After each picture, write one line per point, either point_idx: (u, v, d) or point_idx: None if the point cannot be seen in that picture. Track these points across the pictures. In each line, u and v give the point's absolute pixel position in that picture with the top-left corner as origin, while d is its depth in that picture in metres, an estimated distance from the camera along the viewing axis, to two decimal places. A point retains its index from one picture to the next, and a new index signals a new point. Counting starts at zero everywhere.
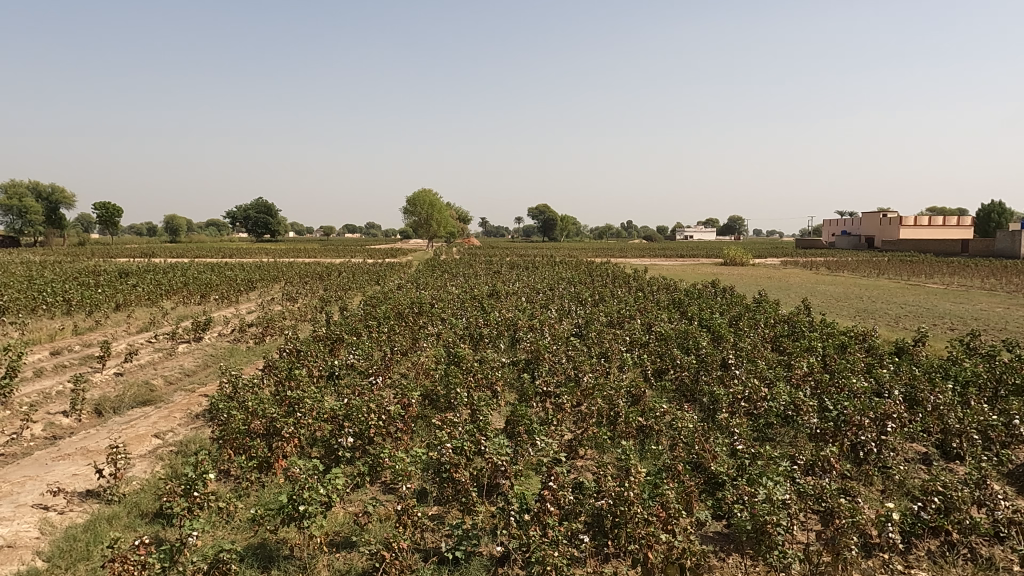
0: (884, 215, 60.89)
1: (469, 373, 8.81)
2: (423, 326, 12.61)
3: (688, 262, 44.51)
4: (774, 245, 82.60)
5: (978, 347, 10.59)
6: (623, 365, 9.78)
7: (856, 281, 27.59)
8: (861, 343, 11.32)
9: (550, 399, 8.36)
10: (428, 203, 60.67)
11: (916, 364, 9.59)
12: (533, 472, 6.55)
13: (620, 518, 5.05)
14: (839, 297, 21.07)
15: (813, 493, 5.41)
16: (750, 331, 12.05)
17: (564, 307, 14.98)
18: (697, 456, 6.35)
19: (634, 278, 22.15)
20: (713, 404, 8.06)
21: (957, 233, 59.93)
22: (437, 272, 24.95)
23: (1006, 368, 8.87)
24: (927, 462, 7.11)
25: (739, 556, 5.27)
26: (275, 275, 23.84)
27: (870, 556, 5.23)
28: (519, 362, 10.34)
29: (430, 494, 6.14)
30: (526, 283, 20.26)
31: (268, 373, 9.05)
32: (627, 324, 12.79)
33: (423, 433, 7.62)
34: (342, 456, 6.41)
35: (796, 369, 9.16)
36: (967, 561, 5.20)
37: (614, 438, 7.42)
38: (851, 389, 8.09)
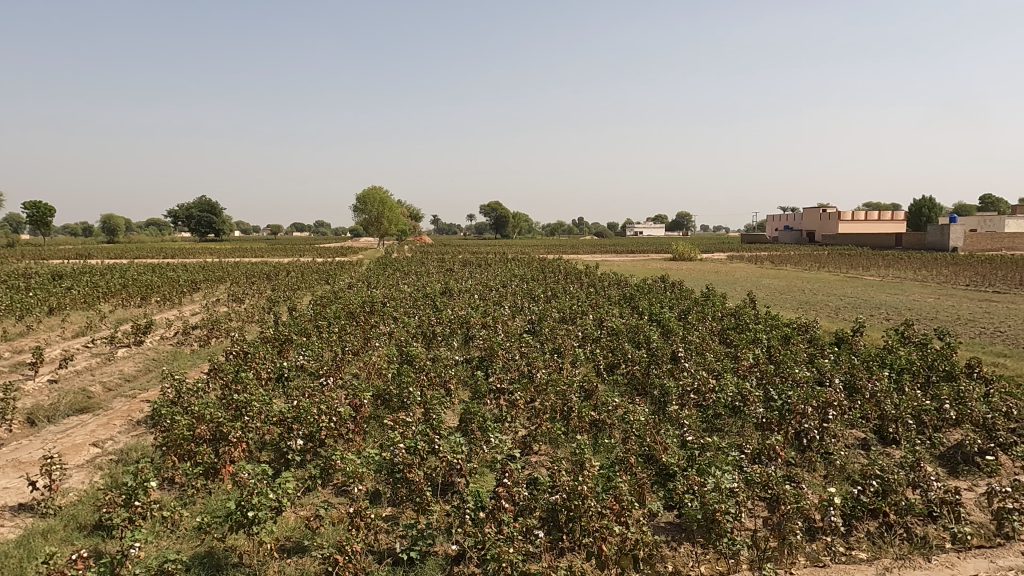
0: (823, 210, 63.16)
1: (422, 372, 8.74)
2: (375, 324, 12.43)
3: (638, 257, 45.49)
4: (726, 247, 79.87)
5: (912, 335, 11.10)
6: (576, 360, 9.86)
7: (798, 274, 28.60)
8: (804, 333, 11.71)
9: (504, 395, 8.39)
10: (378, 201, 59.68)
11: (855, 354, 9.98)
12: (488, 470, 6.55)
13: (573, 513, 5.10)
14: (782, 291, 21.71)
15: (760, 480, 5.56)
16: (699, 325, 12.29)
17: (516, 303, 15.03)
18: (649, 449, 6.46)
19: (585, 274, 22.39)
20: (664, 397, 8.23)
21: (891, 228, 62.74)
22: (387, 270, 24.72)
23: (938, 355, 9.34)
24: (866, 446, 7.35)
25: (690, 545, 5.37)
26: (219, 275, 23.25)
27: (813, 539, 5.41)
28: (474, 360, 10.30)
29: (384, 495, 6.06)
30: (479, 280, 20.26)
31: (214, 376, 8.76)
32: (579, 320, 12.91)
33: (376, 433, 7.53)
34: (292, 459, 6.27)
35: (743, 361, 9.42)
36: (904, 540, 5.42)
37: (568, 433, 7.49)
38: (794, 377, 8.37)
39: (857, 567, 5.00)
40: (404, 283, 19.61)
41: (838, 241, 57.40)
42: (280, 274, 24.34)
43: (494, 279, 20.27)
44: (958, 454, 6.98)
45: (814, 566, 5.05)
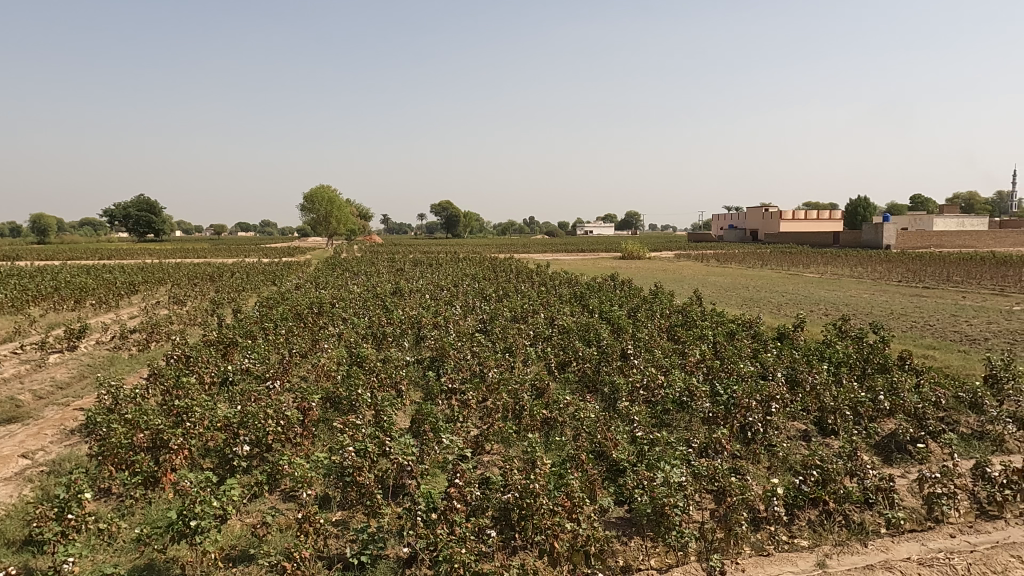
0: (765, 210, 65.14)
1: (372, 374, 8.61)
2: (324, 326, 12.19)
3: (588, 256, 45.96)
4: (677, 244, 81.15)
5: (848, 330, 11.55)
6: (528, 359, 9.88)
7: (742, 272, 29.44)
8: (748, 329, 12.04)
9: (456, 395, 8.34)
10: (328, 199, 58.66)
11: (797, 348, 10.32)
12: (440, 471, 6.50)
13: (525, 511, 5.10)
14: (727, 288, 22.30)
15: (707, 473, 5.70)
16: (648, 322, 12.50)
17: (468, 303, 14.98)
18: (599, 445, 6.52)
19: (536, 273, 22.46)
20: (615, 393, 8.33)
21: (828, 227, 65.17)
22: (337, 270, 24.31)
23: (872, 348, 9.75)
24: (806, 437, 7.60)
25: (640, 538, 5.45)
26: (158, 276, 22.40)
27: (758, 529, 5.57)
28: (424, 360, 10.19)
29: (334, 499, 5.94)
30: (429, 279, 20.09)
31: (153, 382, 8.43)
32: (531, 319, 12.96)
33: (325, 437, 7.39)
34: (238, 465, 6.09)
35: (690, 357, 9.63)
36: (843, 527, 5.63)
37: (520, 432, 7.51)
38: (739, 372, 8.60)
39: (799, 555, 5.18)
40: (353, 283, 19.32)
41: (780, 240, 59.30)
42: (223, 275, 23.61)
43: (444, 278, 20.14)
44: (892, 443, 7.29)
45: (760, 555, 5.20)
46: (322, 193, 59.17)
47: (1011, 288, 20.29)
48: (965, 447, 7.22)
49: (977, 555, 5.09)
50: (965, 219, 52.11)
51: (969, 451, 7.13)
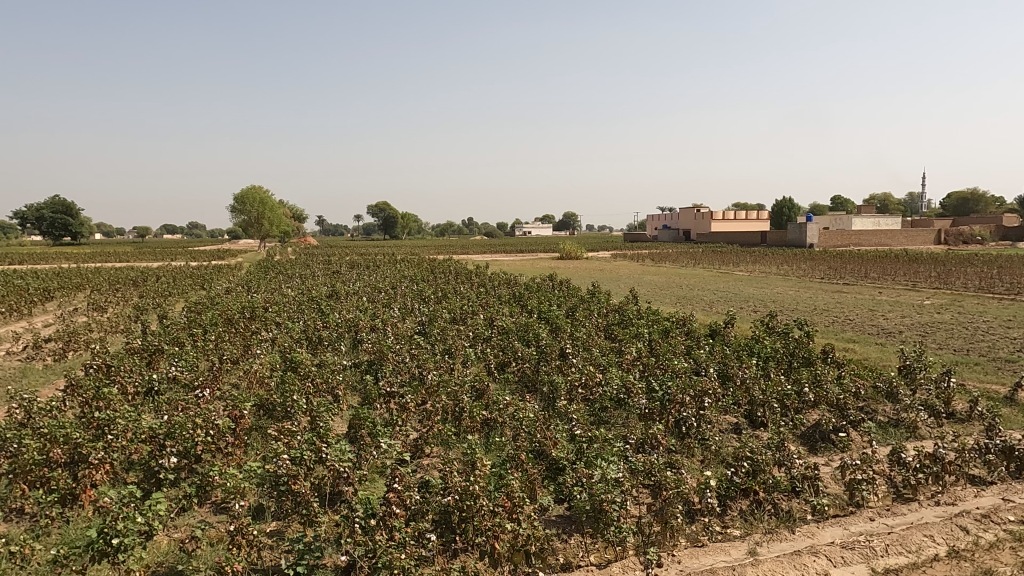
0: (697, 211, 67.13)
1: (308, 379, 8.39)
2: (256, 331, 11.79)
3: (526, 257, 46.21)
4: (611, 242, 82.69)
5: (775, 325, 12.02)
6: (467, 360, 9.84)
7: (676, 270, 30.30)
8: (682, 327, 12.36)
9: (394, 399, 8.21)
10: (259, 199, 56.94)
11: (727, 344, 10.68)
12: (378, 476, 6.39)
13: (465, 513, 5.07)
14: (662, 287, 22.73)
15: (644, 468, 5.84)
16: (585, 321, 12.67)
17: (406, 305, 14.79)
18: (539, 445, 6.56)
19: (475, 273, 22.43)
20: (553, 393, 8.39)
21: (756, 227, 67.78)
22: (270, 273, 23.60)
23: (798, 343, 10.18)
24: (738, 429, 7.85)
25: (580, 535, 5.50)
26: (76, 282, 21.17)
27: (693, 521, 5.71)
28: (362, 364, 9.97)
29: (268, 510, 5.75)
30: (367, 282, 19.78)
31: (71, 393, 7.96)
32: (470, 320, 12.93)
33: (259, 445, 7.16)
34: (164, 478, 5.81)
35: (626, 355, 9.81)
36: (772, 515, 5.84)
37: (459, 433, 7.47)
38: (673, 369, 8.82)
39: (732, 544, 5.35)
40: (287, 287, 18.81)
41: (711, 239, 61.22)
42: (147, 279, 22.53)
43: (382, 280, 19.83)
44: (817, 433, 7.62)
45: (694, 546, 5.34)
46: (254, 194, 57.31)
47: (921, 283, 21.63)
48: (882, 434, 7.63)
49: (894, 536, 5.38)
50: (880, 219, 55.18)
51: (886, 438, 7.54)
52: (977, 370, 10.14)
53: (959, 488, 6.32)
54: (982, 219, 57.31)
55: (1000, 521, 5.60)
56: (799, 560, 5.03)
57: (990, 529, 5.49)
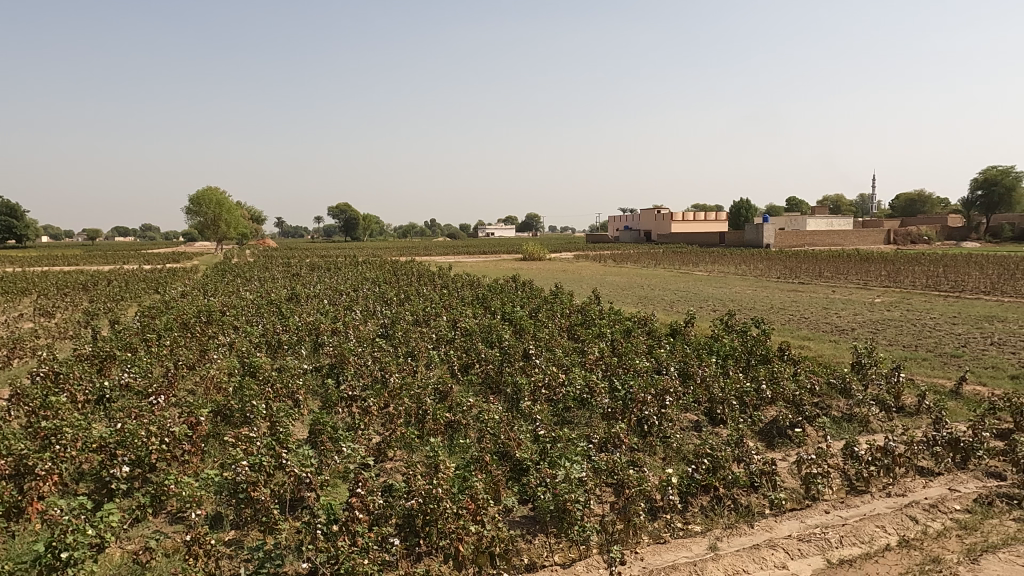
0: (658, 212, 68.07)
1: (267, 384, 8.22)
2: (213, 335, 11.51)
3: (490, 258, 46.16)
4: (574, 243, 83.25)
5: (734, 324, 12.25)
6: (430, 363, 9.78)
7: (638, 271, 30.68)
8: (644, 326, 12.51)
9: (356, 402, 8.11)
10: (216, 201, 55.68)
11: (688, 343, 10.85)
12: (341, 481, 6.31)
13: (429, 516, 5.03)
14: (624, 287, 22.96)
15: (607, 467, 5.89)
16: (549, 322, 12.72)
17: (368, 307, 14.63)
18: (503, 446, 6.56)
19: (438, 275, 22.31)
20: (517, 393, 8.41)
21: (715, 228, 69.09)
22: (227, 276, 23.07)
23: (755, 342, 10.40)
24: (698, 427, 7.98)
25: (544, 536, 5.52)
26: (21, 286, 20.34)
27: (655, 518, 5.78)
28: (323, 368, 9.82)
29: (226, 518, 5.61)
30: (328, 284, 19.50)
31: (16, 402, 7.64)
32: (433, 322, 12.86)
33: (216, 452, 6.98)
34: (117, 489, 5.62)
35: (589, 354, 9.89)
36: (732, 510, 5.95)
37: (423, 436, 7.42)
38: (635, 368, 8.93)
39: (693, 539, 5.44)
40: (245, 290, 18.42)
41: (672, 239, 62.14)
42: (98, 283, 21.79)
43: (344, 283, 19.57)
44: (774, 428, 7.80)
45: (657, 543, 5.40)
46: (211, 195, 56.01)
47: (872, 282, 22.35)
48: (836, 429, 7.85)
49: (848, 527, 5.54)
50: (833, 220, 56.83)
51: (839, 432, 7.76)
52: (925, 365, 10.51)
53: (908, 479, 6.54)
54: (928, 220, 59.59)
55: (947, 510, 5.82)
56: (758, 553, 5.14)
57: (938, 519, 5.70)
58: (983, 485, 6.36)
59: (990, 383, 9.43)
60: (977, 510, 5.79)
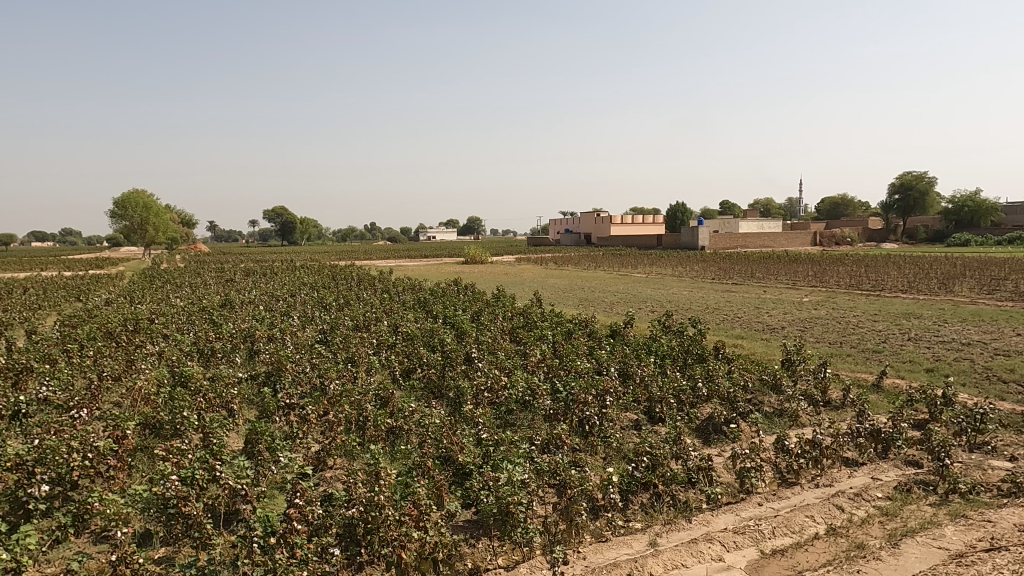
0: (598, 215, 69.15)
1: (199, 394, 7.92)
2: (141, 345, 11.00)
3: (432, 262, 45.77)
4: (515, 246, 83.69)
5: (672, 324, 12.56)
6: (371, 368, 9.63)
7: (579, 273, 31.09)
8: (585, 328, 12.67)
9: (294, 410, 7.92)
10: (144, 204, 53.35)
11: (627, 343, 11.06)
12: (278, 492, 6.14)
13: (371, 524, 4.94)
14: (565, 290, 23.22)
15: (549, 468, 5.93)
16: (490, 325, 12.74)
17: (306, 313, 14.29)
18: (446, 450, 6.52)
19: (379, 279, 22.03)
20: (459, 397, 8.38)
21: (653, 230, 70.73)
22: (156, 282, 22.11)
23: (692, 341, 10.71)
24: (639, 425, 8.12)
25: (487, 539, 5.51)
26: None
27: (597, 516, 5.86)
28: (259, 376, 9.53)
29: (156, 535, 5.37)
30: (264, 290, 18.96)
31: None
32: (373, 327, 12.67)
33: (145, 467, 6.67)
34: (35, 509, 5.30)
35: (531, 357, 9.96)
36: (670, 506, 6.09)
37: (364, 443, 7.30)
38: (576, 369, 9.04)
39: (633, 537, 5.54)
40: (175, 297, 17.68)
41: (612, 242, 63.19)
42: (12, 292, 20.51)
43: (280, 288, 19.06)
44: (710, 425, 8.04)
45: (599, 541, 5.48)
46: (138, 198, 53.59)
47: (800, 282, 23.36)
48: (768, 424, 8.15)
49: (780, 518, 5.75)
50: (763, 222, 59.03)
51: (771, 427, 8.06)
52: (849, 361, 11.03)
53: (835, 470, 6.85)
54: (851, 223, 62.70)
55: (870, 498, 6.12)
56: (696, 548, 5.27)
57: (861, 507, 5.99)
58: (902, 473, 6.73)
59: (908, 376, 9.98)
60: (897, 497, 6.13)
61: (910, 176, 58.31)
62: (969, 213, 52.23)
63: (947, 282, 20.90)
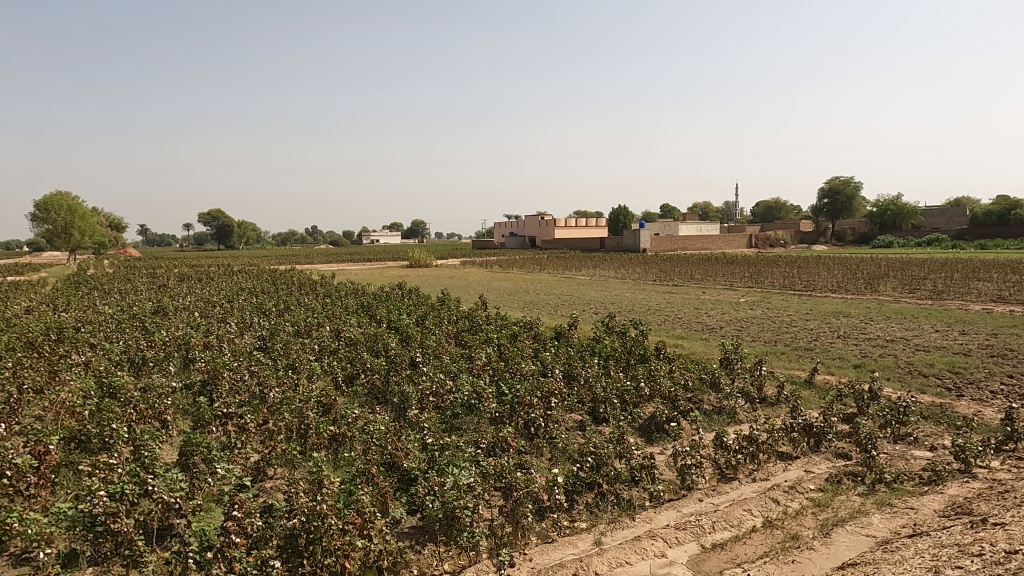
0: (542, 218, 69.67)
1: (129, 405, 7.57)
2: (65, 355, 10.43)
3: (376, 266, 45.15)
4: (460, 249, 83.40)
5: (615, 326, 12.75)
6: (312, 375, 9.42)
7: (524, 276, 31.22)
8: (530, 330, 12.73)
9: (231, 419, 7.67)
10: (68, 206, 50.70)
11: (571, 345, 11.16)
12: (215, 505, 5.93)
13: (312, 535, 4.79)
14: (511, 293, 23.26)
15: (495, 471, 5.92)
16: (435, 329, 12.66)
17: (244, 320, 13.86)
18: (390, 456, 6.43)
19: (320, 284, 21.57)
20: (404, 402, 8.28)
21: (597, 233, 71.75)
22: (80, 289, 21.00)
23: (635, 342, 10.92)
24: (583, 426, 8.21)
25: (433, 545, 5.46)
26: None
27: (543, 518, 5.89)
28: (195, 385, 9.17)
29: (83, 555, 5.10)
30: (199, 295, 18.28)
31: None
32: (315, 332, 12.39)
33: (70, 483, 6.33)
34: None
35: (476, 360, 9.94)
36: (615, 505, 6.18)
37: (306, 452, 7.13)
38: (521, 372, 9.07)
39: (579, 536, 5.60)
40: (102, 304, 16.86)
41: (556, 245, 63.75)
42: None
43: (217, 294, 18.41)
44: (653, 424, 8.20)
45: (545, 542, 5.51)
46: (62, 200, 50.88)
47: (737, 283, 24.10)
48: (708, 421, 8.38)
49: (720, 513, 5.91)
50: (703, 224, 60.72)
51: (710, 424, 8.29)
52: (783, 359, 11.44)
53: (771, 464, 7.10)
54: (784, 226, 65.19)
55: (803, 490, 6.37)
56: (640, 545, 5.35)
57: (796, 498, 6.22)
58: (833, 465, 7.02)
59: (838, 373, 10.43)
60: (829, 488, 6.39)
61: (838, 181, 61.09)
62: (892, 216, 55.09)
63: (873, 281, 21.97)
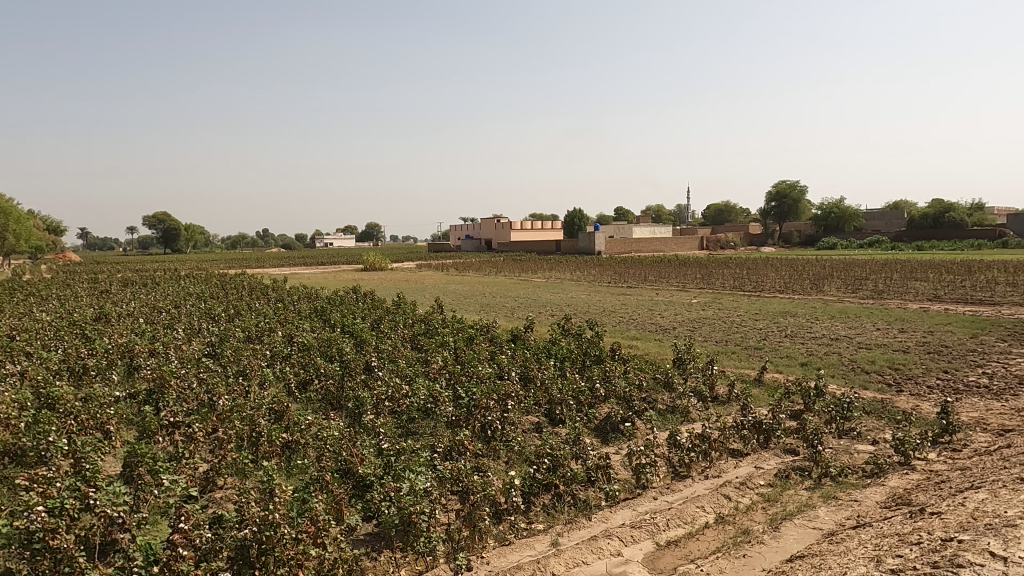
0: (499, 221, 69.76)
1: (69, 416, 7.26)
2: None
3: (330, 269, 44.46)
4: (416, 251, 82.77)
5: (571, 328, 12.86)
6: (264, 381, 9.21)
7: (481, 279, 31.21)
8: (486, 333, 12.72)
9: (179, 429, 7.45)
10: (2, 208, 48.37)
11: (528, 347, 11.20)
12: (161, 518, 5.75)
13: (264, 545, 4.64)
14: (467, 295, 23.22)
15: (452, 475, 5.88)
16: (391, 333, 12.53)
17: (192, 325, 13.46)
18: (345, 462, 6.34)
19: (272, 288, 21.11)
20: (359, 407, 8.17)
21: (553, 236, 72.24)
22: (16, 295, 20.05)
23: (590, 343, 11.03)
24: (540, 427, 8.25)
25: (389, 551, 5.39)
26: None
27: (500, 520, 5.89)
28: (140, 394, 8.86)
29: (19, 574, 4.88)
30: (144, 301, 17.67)
31: None
32: (266, 338, 12.12)
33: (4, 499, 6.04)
34: None
35: (432, 364, 9.88)
36: (571, 506, 6.23)
37: (257, 460, 6.97)
38: (478, 375, 9.05)
39: (536, 538, 5.62)
40: (40, 311, 16.13)
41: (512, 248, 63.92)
42: None
43: (163, 299, 17.84)
44: (608, 424, 8.29)
45: (502, 545, 5.52)
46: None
47: (689, 284, 24.60)
48: (662, 421, 8.52)
49: (674, 510, 6.01)
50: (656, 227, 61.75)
51: (664, 423, 8.43)
52: (734, 358, 11.72)
53: (722, 461, 7.26)
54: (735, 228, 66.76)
55: (753, 486, 6.54)
56: (596, 545, 5.40)
57: (746, 494, 6.38)
58: (782, 461, 7.23)
59: (786, 371, 10.74)
60: (778, 483, 6.58)
61: (785, 185, 62.92)
62: (835, 219, 57.06)
63: (818, 282, 22.71)
